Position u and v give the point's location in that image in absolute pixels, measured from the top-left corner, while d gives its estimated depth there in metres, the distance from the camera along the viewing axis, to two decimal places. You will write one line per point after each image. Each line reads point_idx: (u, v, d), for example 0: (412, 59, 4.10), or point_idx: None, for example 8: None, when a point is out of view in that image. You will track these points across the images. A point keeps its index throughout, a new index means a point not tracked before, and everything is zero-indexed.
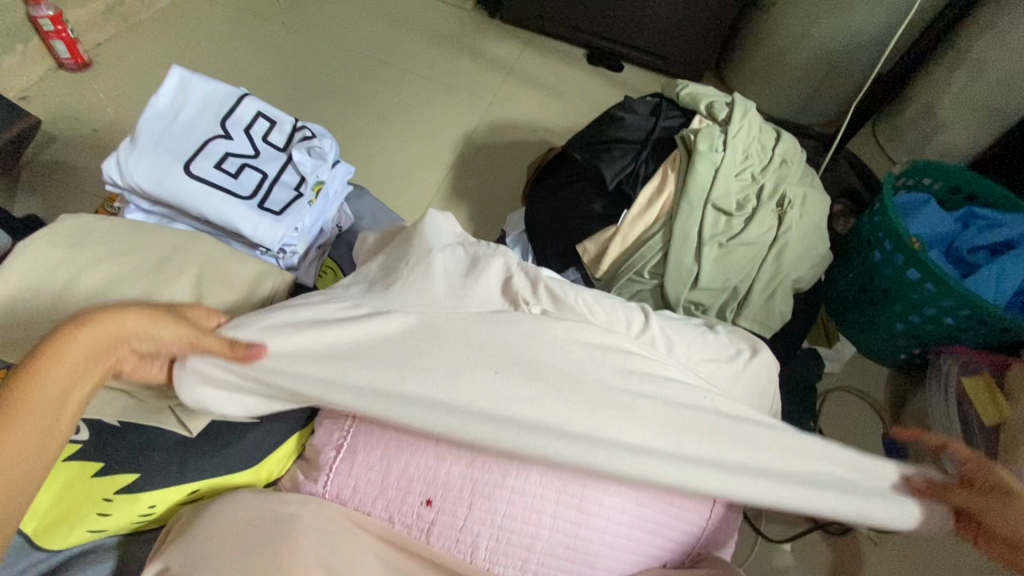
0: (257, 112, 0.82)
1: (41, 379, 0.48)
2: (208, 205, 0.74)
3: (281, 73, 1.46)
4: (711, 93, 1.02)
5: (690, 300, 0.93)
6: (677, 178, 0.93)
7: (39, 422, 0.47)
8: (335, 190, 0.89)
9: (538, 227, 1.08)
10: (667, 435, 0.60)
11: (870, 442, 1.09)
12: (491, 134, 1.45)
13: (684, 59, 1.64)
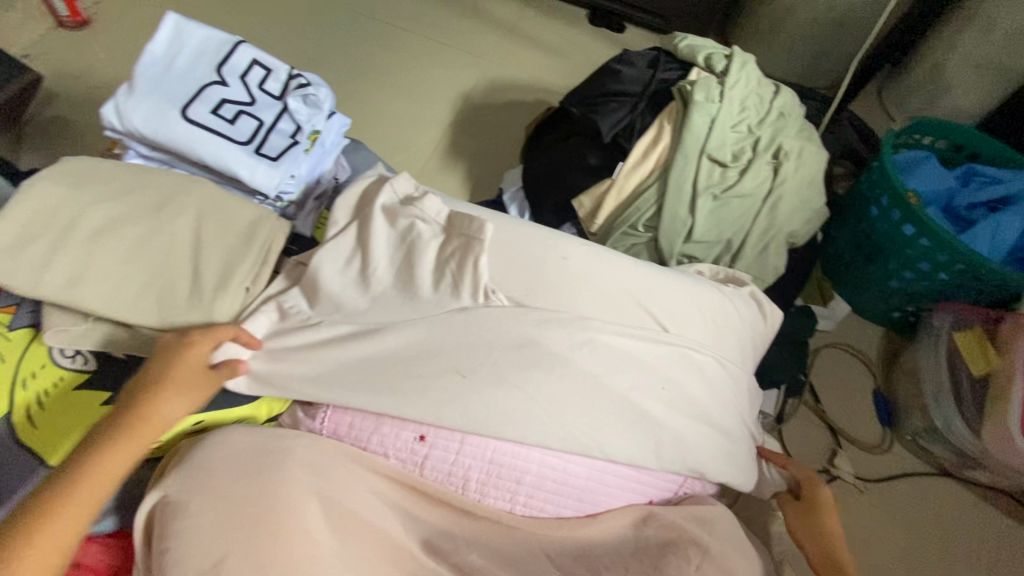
0: (252, 60, 0.82)
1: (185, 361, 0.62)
2: (205, 149, 0.75)
3: (280, 32, 1.45)
4: (710, 45, 1.01)
5: (683, 252, 0.93)
6: (673, 130, 0.93)
7: (177, 397, 0.61)
8: (331, 142, 0.90)
9: (535, 182, 1.08)
10: (623, 375, 0.71)
11: (862, 395, 1.11)
12: (491, 94, 1.45)
13: (687, 18, 1.60)
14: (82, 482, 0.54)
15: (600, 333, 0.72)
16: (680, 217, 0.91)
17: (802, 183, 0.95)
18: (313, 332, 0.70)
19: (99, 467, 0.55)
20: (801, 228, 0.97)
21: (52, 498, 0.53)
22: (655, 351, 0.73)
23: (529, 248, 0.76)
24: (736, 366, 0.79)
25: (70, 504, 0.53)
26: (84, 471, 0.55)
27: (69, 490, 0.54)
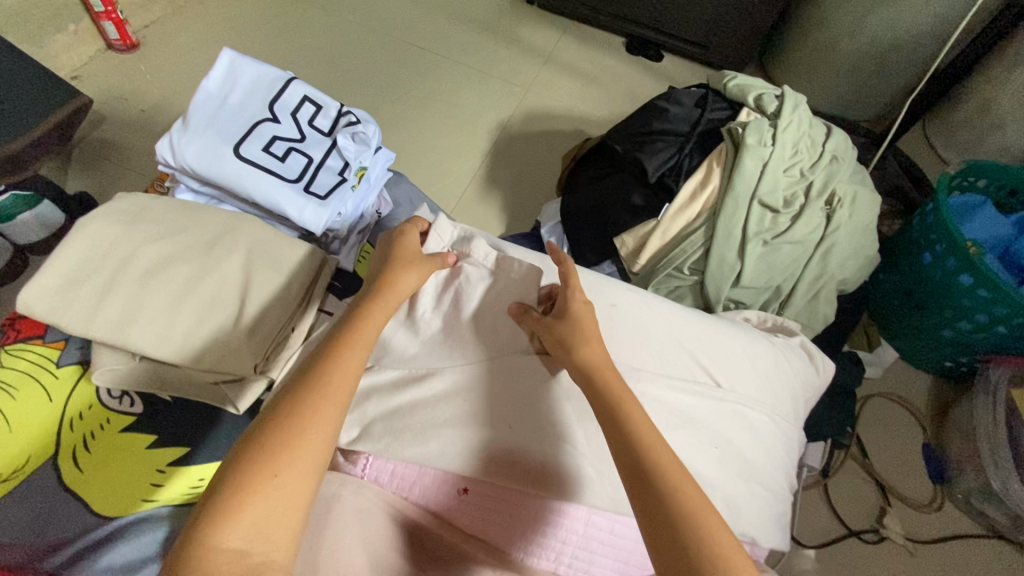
0: (304, 96, 0.83)
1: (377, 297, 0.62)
2: (255, 186, 0.75)
3: (321, 57, 1.47)
4: (760, 85, 0.99)
5: (729, 298, 0.91)
6: (723, 172, 0.91)
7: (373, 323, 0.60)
8: (376, 177, 0.91)
9: (574, 217, 1.07)
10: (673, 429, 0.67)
11: (910, 449, 1.06)
12: (526, 124, 1.44)
13: (727, 49, 1.59)
14: (326, 397, 0.50)
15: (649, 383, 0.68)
16: (728, 264, 0.89)
17: (854, 231, 0.92)
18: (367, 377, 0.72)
19: (335, 387, 0.52)
20: (852, 273, 0.94)
21: (290, 411, 0.49)
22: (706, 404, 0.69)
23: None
24: (787, 422, 0.74)
25: (311, 430, 0.48)
26: (322, 391, 0.51)
27: (311, 410, 0.49)
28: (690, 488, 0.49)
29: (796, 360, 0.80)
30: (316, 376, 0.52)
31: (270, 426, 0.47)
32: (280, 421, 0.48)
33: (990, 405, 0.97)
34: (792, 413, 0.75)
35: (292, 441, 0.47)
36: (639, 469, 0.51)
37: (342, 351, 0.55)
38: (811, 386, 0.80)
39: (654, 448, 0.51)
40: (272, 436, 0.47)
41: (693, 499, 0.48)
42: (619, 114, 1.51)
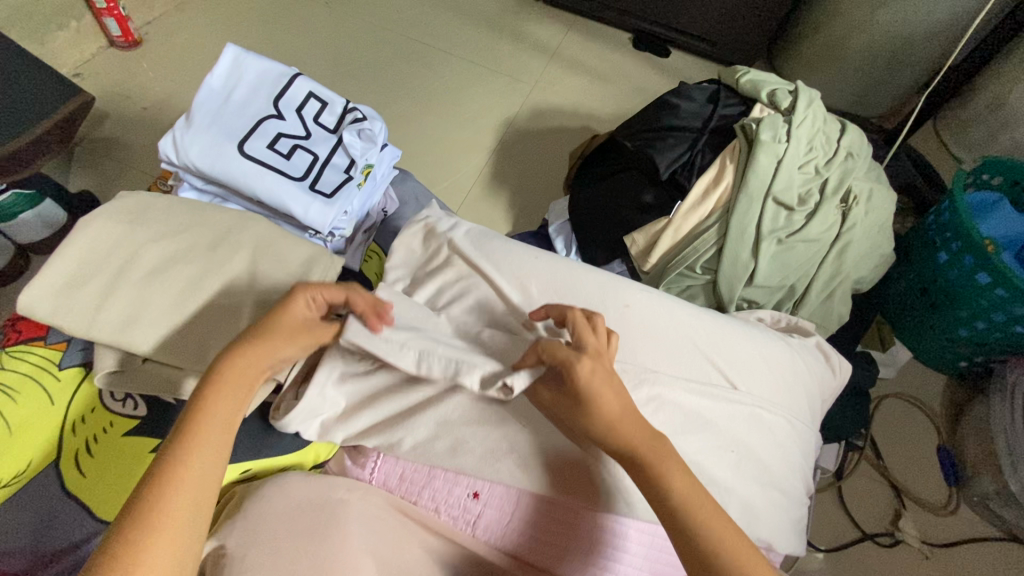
0: (309, 92, 0.81)
1: (235, 366, 0.54)
2: (260, 184, 0.74)
3: (325, 54, 1.45)
4: (773, 80, 0.97)
5: (743, 297, 0.89)
6: (736, 169, 0.89)
7: (227, 401, 0.53)
8: (382, 175, 0.89)
9: (583, 215, 1.05)
10: (687, 431, 0.65)
11: (924, 451, 1.04)
12: (533, 121, 1.42)
13: (735, 44, 1.57)
14: (186, 470, 0.48)
15: (663, 383, 0.67)
16: (742, 262, 0.87)
17: (870, 229, 0.90)
18: (375, 376, 0.66)
19: (201, 451, 0.49)
20: (868, 270, 0.92)
21: (161, 479, 0.47)
22: (719, 403, 0.68)
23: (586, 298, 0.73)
24: (803, 424, 0.72)
25: (149, 562, 0.43)
26: (184, 458, 0.48)
27: (170, 477, 0.47)
28: (717, 523, 0.52)
29: (813, 360, 0.78)
30: (182, 437, 0.49)
31: (131, 510, 0.45)
32: (139, 503, 0.46)
33: (1006, 405, 0.95)
34: (808, 414, 0.74)
35: (158, 517, 0.45)
36: (669, 515, 0.52)
37: (207, 409, 0.51)
38: (826, 387, 0.79)
39: (687, 498, 0.52)
40: (129, 514, 0.45)
41: (716, 533, 0.51)
42: (626, 111, 1.50)
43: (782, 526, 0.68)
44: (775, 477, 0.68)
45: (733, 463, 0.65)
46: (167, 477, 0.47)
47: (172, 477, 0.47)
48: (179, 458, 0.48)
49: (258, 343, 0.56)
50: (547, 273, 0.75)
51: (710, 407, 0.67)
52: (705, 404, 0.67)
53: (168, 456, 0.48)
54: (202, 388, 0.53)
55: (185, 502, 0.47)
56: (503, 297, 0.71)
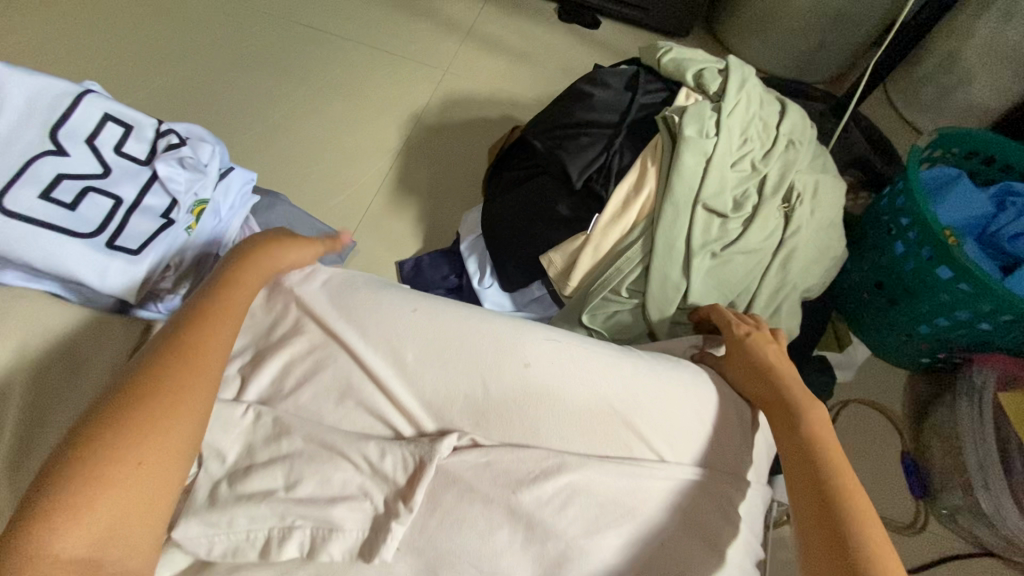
0: (105, 113, 0.63)
1: (255, 264, 0.57)
2: (32, 248, 0.55)
3: (196, 49, 1.24)
4: (700, 58, 0.82)
5: (676, 322, 0.76)
6: (659, 172, 0.75)
7: (240, 294, 0.54)
8: (229, 207, 0.73)
9: (496, 231, 0.90)
10: (607, 530, 0.50)
11: (888, 460, 0.95)
12: (445, 113, 1.25)
13: (668, 12, 1.41)
14: (167, 413, 0.44)
15: (573, 468, 0.52)
16: (673, 283, 0.73)
17: (817, 231, 0.77)
18: (199, 495, 0.51)
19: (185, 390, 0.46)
20: (817, 279, 0.79)
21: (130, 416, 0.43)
22: (648, 485, 0.53)
23: (474, 359, 0.56)
24: (757, 489, 0.57)
25: (167, 427, 0.44)
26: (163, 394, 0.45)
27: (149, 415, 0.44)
28: (858, 502, 0.47)
29: None
30: (134, 397, 0.44)
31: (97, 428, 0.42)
32: (87, 456, 0.41)
33: (973, 413, 0.86)
34: (760, 474, 0.59)
35: (135, 444, 0.42)
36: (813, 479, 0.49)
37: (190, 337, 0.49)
38: None
39: (845, 490, 0.48)
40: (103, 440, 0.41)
41: (861, 513, 0.46)
42: (553, 93, 1.33)
43: None
44: None
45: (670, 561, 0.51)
46: (179, 356, 0.47)
47: (190, 360, 0.47)
48: (188, 345, 0.48)
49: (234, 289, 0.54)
50: (425, 332, 0.58)
51: (637, 489, 0.52)
52: (631, 488, 0.52)
53: (180, 341, 0.48)
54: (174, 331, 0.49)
55: (199, 383, 0.47)
56: (366, 370, 0.55)
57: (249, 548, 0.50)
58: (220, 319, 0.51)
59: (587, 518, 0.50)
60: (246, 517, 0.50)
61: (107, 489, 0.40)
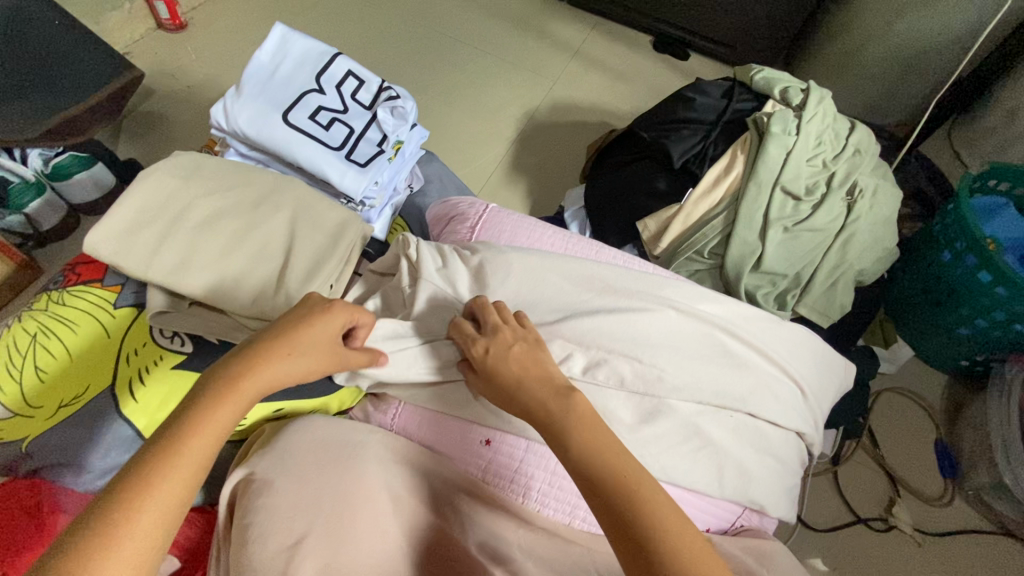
0: (348, 70, 0.87)
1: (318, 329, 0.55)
2: (302, 152, 0.80)
3: (358, 43, 1.52)
4: (787, 79, 1.01)
5: (750, 282, 0.92)
6: (746, 159, 0.94)
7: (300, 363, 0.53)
8: (411, 151, 0.95)
9: (600, 202, 1.09)
10: (687, 392, 0.69)
11: (922, 445, 1.08)
12: (554, 114, 1.48)
13: (752, 51, 1.62)
14: (177, 461, 0.44)
15: (665, 345, 0.70)
16: (747, 250, 0.90)
17: (875, 223, 0.93)
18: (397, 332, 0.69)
19: (198, 442, 0.45)
20: (871, 264, 0.95)
21: (147, 464, 0.43)
22: (719, 368, 0.71)
23: (594, 303, 0.72)
24: (801, 390, 0.75)
25: (166, 482, 0.43)
26: (176, 455, 0.44)
27: (170, 455, 0.44)
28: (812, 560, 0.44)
29: (814, 336, 0.81)
30: (162, 444, 0.44)
31: (132, 471, 0.43)
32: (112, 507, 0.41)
33: (1004, 402, 0.97)
34: (807, 383, 0.76)
35: (179, 468, 0.44)
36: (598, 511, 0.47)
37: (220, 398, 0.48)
38: (829, 362, 0.80)
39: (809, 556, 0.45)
40: (120, 492, 0.42)
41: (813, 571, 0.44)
42: (644, 108, 1.54)
43: (771, 489, 0.72)
44: (768, 441, 0.72)
45: (725, 422, 0.70)
46: (196, 408, 0.47)
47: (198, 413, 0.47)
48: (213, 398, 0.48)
49: (265, 362, 0.51)
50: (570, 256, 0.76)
51: (712, 369, 0.71)
52: (707, 367, 0.71)
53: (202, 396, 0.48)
54: (216, 382, 0.49)
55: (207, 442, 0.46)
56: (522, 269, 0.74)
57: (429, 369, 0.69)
58: (261, 370, 0.50)
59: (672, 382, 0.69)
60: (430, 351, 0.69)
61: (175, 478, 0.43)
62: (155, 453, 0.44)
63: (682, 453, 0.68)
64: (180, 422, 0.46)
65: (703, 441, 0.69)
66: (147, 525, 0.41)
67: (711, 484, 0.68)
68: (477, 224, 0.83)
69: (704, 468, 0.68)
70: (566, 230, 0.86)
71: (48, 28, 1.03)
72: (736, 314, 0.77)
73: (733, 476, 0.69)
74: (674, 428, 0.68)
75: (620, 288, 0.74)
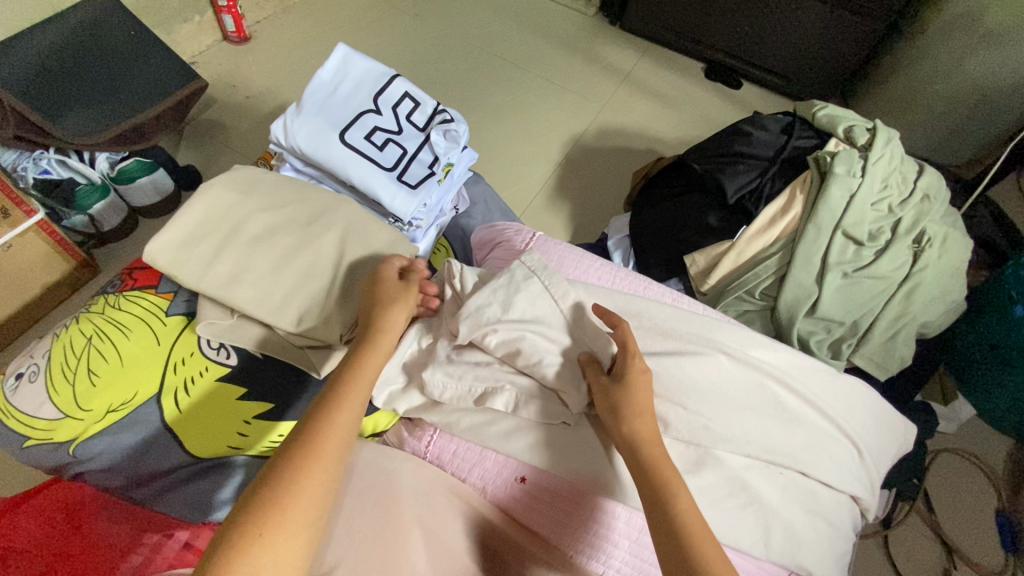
0: (405, 92, 0.88)
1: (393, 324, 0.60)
2: (355, 171, 0.81)
3: (411, 61, 1.55)
4: (852, 117, 0.97)
5: (804, 327, 0.88)
6: (807, 199, 0.90)
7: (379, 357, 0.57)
8: (460, 174, 0.95)
9: (647, 233, 1.07)
10: (734, 446, 0.65)
11: (982, 514, 1.00)
12: (601, 139, 1.47)
13: (809, 83, 1.58)
14: (300, 490, 0.44)
15: (714, 395, 0.67)
16: (802, 294, 0.86)
17: (943, 273, 0.88)
18: (441, 362, 0.68)
19: (324, 449, 0.47)
20: (936, 318, 0.89)
21: (268, 498, 0.43)
22: (771, 422, 0.67)
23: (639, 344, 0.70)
24: (859, 452, 0.70)
25: (308, 479, 0.45)
26: (307, 464, 0.45)
27: (293, 488, 0.44)
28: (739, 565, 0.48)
29: (873, 390, 0.76)
30: (296, 450, 0.46)
31: (267, 481, 0.44)
32: (254, 508, 0.43)
33: None
34: (865, 445, 0.71)
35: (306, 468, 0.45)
36: (659, 509, 0.51)
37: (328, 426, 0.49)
38: (890, 422, 0.75)
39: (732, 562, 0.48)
40: (254, 503, 0.43)
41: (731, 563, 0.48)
42: (694, 137, 1.51)
43: (824, 557, 0.67)
44: (820, 504, 0.67)
45: (772, 480, 0.66)
46: (319, 418, 0.49)
47: (323, 417, 0.49)
48: (328, 403, 0.51)
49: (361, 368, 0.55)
50: (616, 294, 0.74)
51: (762, 422, 0.67)
52: (755, 420, 0.67)
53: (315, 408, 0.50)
54: (326, 396, 0.52)
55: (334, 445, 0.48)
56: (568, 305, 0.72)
57: (467, 399, 0.68)
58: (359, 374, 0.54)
59: (719, 435, 0.65)
60: (471, 382, 0.67)
61: (304, 481, 0.45)
62: (285, 462, 0.45)
63: (725, 512, 0.64)
64: (294, 451, 0.46)
65: (749, 498, 0.65)
66: (293, 521, 0.43)
67: (757, 548, 0.64)
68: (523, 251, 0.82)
69: (750, 529, 0.64)
70: (612, 262, 0.84)
71: (124, 44, 1.10)
72: (791, 363, 0.73)
73: (782, 542, 0.65)
74: (718, 483, 0.64)
75: (668, 330, 0.72)
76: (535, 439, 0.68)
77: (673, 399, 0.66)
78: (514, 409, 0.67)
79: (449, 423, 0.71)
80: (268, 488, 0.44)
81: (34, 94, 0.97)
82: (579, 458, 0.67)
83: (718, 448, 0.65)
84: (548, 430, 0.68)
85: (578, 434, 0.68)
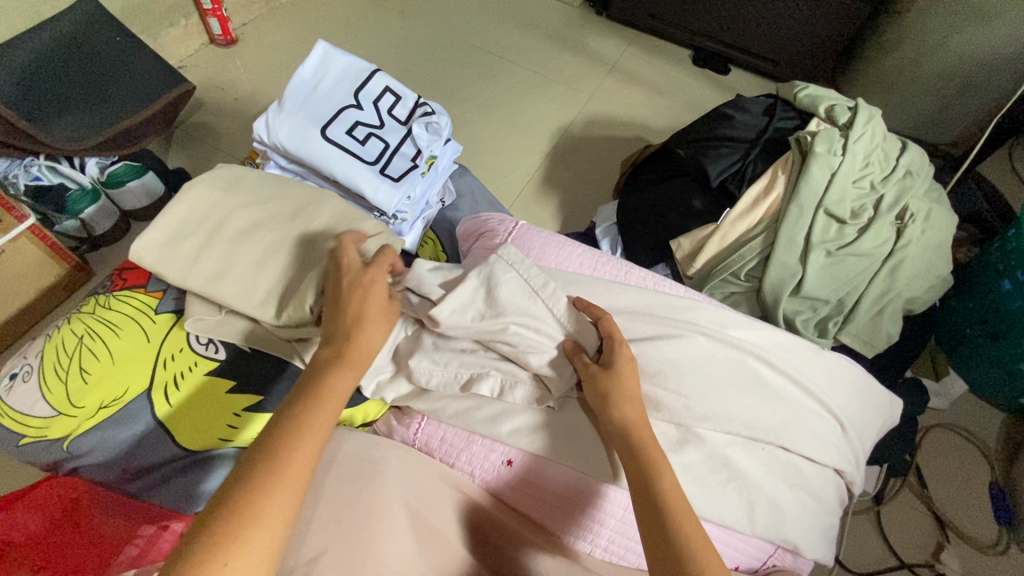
0: (386, 87, 0.89)
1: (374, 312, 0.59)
2: (338, 166, 0.82)
3: (397, 58, 1.55)
4: (833, 96, 0.98)
5: (789, 306, 0.88)
6: (788, 179, 0.90)
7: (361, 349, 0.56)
8: (444, 166, 0.96)
9: (633, 219, 1.08)
10: (716, 424, 0.66)
11: (975, 487, 1.01)
12: (589, 128, 1.47)
13: (796, 65, 1.57)
14: (270, 495, 0.44)
15: (695, 375, 0.68)
16: (785, 273, 0.87)
17: (927, 248, 0.88)
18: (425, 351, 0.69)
19: (298, 449, 0.47)
20: (921, 292, 0.90)
21: (236, 503, 0.43)
22: (754, 398, 0.68)
23: (620, 327, 0.71)
24: (842, 426, 0.71)
25: (280, 483, 0.44)
26: (280, 467, 0.45)
27: (264, 491, 0.43)
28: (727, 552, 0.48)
29: (857, 365, 0.76)
30: (269, 451, 0.46)
31: (237, 482, 0.44)
32: (225, 511, 0.42)
33: None
34: (849, 421, 0.72)
35: (278, 471, 0.45)
36: (643, 485, 0.53)
37: (302, 425, 0.48)
38: (876, 397, 0.76)
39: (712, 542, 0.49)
40: (227, 505, 0.43)
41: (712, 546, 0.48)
42: (682, 123, 1.52)
43: (808, 529, 0.68)
44: (804, 478, 0.68)
45: (756, 455, 0.67)
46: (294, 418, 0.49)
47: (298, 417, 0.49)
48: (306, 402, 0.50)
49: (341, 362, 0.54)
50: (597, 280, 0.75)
51: (743, 400, 0.68)
52: (737, 399, 0.67)
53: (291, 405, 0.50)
54: (304, 391, 0.51)
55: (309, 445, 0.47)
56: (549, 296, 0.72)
57: (452, 385, 0.69)
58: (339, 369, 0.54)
59: (701, 413, 0.66)
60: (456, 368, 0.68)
61: (278, 484, 0.44)
62: (256, 465, 0.45)
63: (708, 487, 0.65)
64: (265, 453, 0.46)
65: (731, 476, 0.65)
66: (263, 525, 0.43)
67: (741, 524, 0.65)
68: (506, 241, 0.83)
69: (733, 504, 0.65)
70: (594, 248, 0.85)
71: (112, 50, 1.11)
72: (772, 340, 0.74)
73: (766, 516, 0.66)
74: (701, 460, 0.65)
75: (647, 313, 0.73)
76: (520, 422, 0.69)
77: (654, 381, 0.67)
78: (498, 393, 0.68)
79: (436, 410, 0.72)
80: (238, 492, 0.43)
81: (26, 101, 0.99)
82: (564, 441, 0.67)
83: (700, 427, 0.66)
84: (533, 413, 0.69)
85: (562, 418, 0.68)
